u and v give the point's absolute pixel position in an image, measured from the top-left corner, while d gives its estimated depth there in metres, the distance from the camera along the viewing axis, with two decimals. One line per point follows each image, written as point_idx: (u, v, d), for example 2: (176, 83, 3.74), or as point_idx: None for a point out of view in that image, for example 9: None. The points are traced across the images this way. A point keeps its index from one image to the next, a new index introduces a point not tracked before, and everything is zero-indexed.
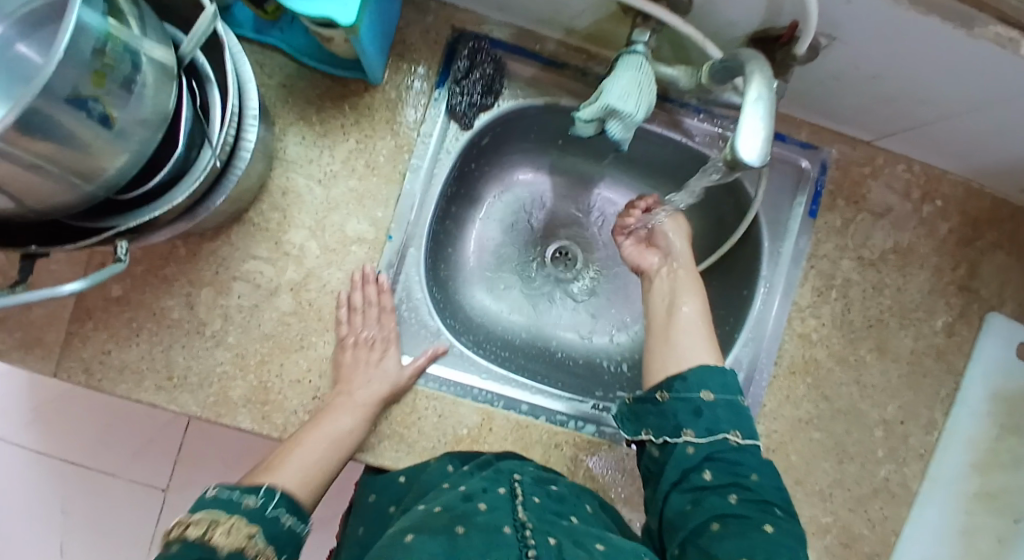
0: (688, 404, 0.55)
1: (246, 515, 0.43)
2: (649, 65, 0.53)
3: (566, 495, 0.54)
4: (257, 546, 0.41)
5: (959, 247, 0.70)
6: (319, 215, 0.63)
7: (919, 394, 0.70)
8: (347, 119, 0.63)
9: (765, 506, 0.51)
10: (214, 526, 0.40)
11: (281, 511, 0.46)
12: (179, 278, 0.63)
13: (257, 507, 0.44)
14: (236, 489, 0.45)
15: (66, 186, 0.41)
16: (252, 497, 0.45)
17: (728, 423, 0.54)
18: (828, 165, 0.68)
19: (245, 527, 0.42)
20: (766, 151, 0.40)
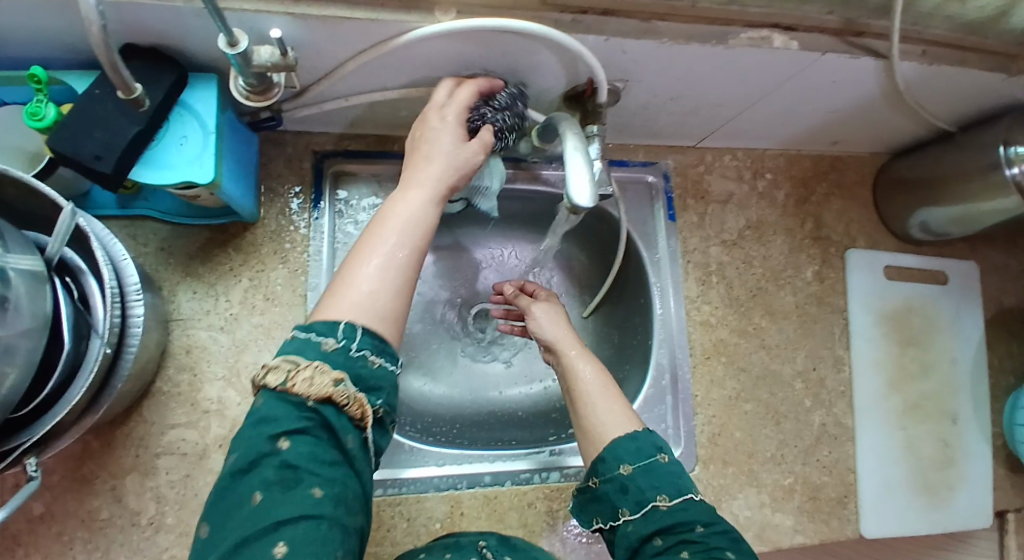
0: (614, 483, 0.53)
1: (329, 360, 0.42)
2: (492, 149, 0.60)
3: (532, 556, 0.57)
4: (345, 392, 0.41)
5: (798, 206, 0.81)
6: (230, 361, 0.64)
7: (818, 340, 0.79)
8: (235, 261, 0.65)
9: (716, 550, 0.48)
10: (296, 373, 0.41)
11: (368, 350, 0.43)
12: (100, 474, 0.61)
13: (339, 349, 0.42)
14: (317, 327, 0.43)
15: None
16: (335, 337, 0.42)
17: (655, 488, 0.52)
18: (670, 174, 0.78)
19: (329, 373, 0.41)
20: (593, 191, 0.46)
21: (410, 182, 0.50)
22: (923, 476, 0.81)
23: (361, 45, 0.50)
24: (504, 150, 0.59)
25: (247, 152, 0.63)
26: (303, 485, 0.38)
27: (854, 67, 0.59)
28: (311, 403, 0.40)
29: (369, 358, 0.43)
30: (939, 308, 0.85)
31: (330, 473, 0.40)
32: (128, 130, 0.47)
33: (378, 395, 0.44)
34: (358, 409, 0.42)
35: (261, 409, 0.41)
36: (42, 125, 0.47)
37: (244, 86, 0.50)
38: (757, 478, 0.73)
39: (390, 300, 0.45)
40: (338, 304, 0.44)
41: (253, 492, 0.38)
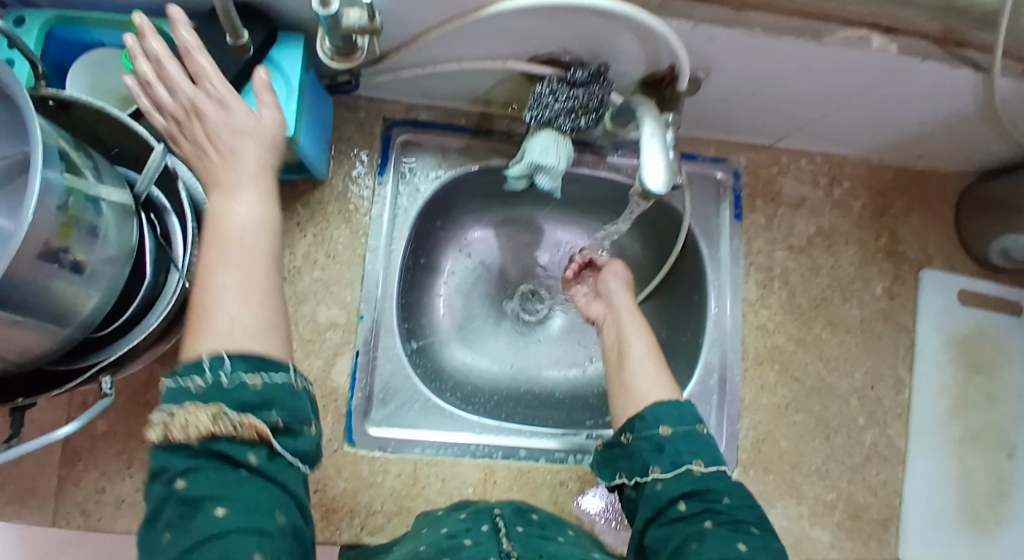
0: (652, 440, 0.52)
1: (199, 399, 0.36)
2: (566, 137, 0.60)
3: (546, 522, 0.56)
4: (229, 421, 0.36)
5: (875, 218, 0.77)
6: (289, 310, 0.66)
7: (880, 358, 0.75)
8: (301, 216, 0.68)
9: (743, 526, 0.48)
10: (170, 423, 0.36)
11: (243, 372, 0.38)
12: (162, 401, 0.64)
13: (207, 384, 0.37)
14: (182, 368, 0.37)
15: (46, 334, 0.43)
16: (201, 372, 0.37)
17: (690, 454, 0.52)
18: (741, 172, 0.76)
19: (205, 409, 0.36)
20: (667, 176, 0.46)
21: (234, 182, 0.44)
22: (976, 512, 0.77)
23: (446, 15, 0.51)
24: (575, 130, 0.59)
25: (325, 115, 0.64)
26: (206, 506, 0.35)
27: (955, 77, 0.56)
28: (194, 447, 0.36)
29: (250, 377, 0.38)
30: (1017, 342, 0.80)
31: (240, 491, 0.36)
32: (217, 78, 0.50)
33: (274, 409, 0.38)
34: (250, 432, 0.37)
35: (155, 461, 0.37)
36: None
37: (330, 47, 0.52)
38: (798, 490, 0.71)
39: (258, 322, 0.40)
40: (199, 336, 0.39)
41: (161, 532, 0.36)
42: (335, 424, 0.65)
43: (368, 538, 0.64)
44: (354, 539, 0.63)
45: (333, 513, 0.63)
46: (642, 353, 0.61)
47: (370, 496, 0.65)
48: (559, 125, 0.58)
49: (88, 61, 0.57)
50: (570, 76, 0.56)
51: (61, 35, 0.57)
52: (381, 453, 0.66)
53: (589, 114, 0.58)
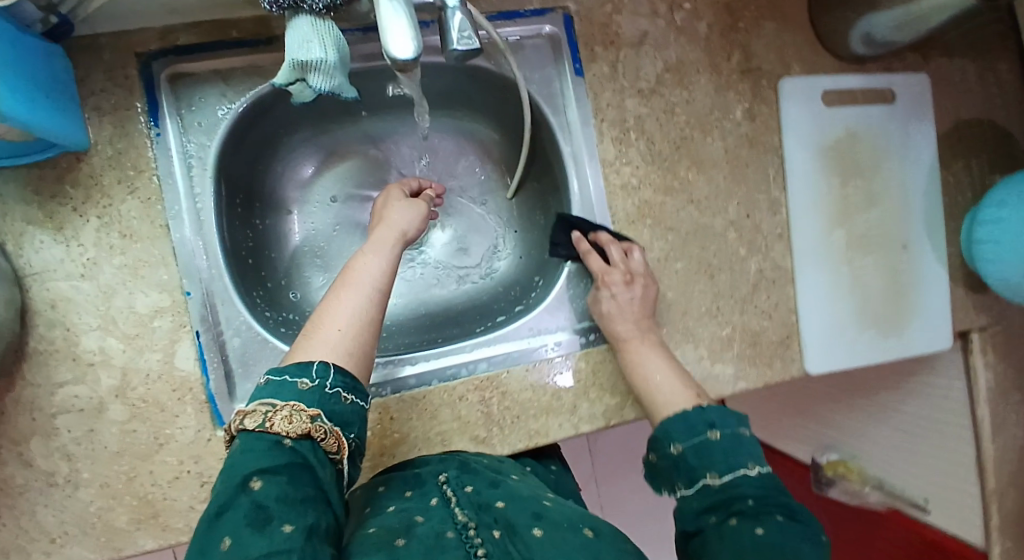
0: (669, 462, 0.56)
1: (305, 399, 0.46)
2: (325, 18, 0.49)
3: (485, 470, 0.59)
4: (321, 428, 0.46)
5: (723, 37, 0.71)
6: (101, 309, 0.58)
7: (753, 185, 0.72)
8: (76, 200, 0.57)
9: (767, 516, 0.49)
10: (273, 414, 0.45)
11: (341, 387, 0.48)
12: (2, 442, 0.58)
13: (314, 388, 0.47)
14: (291, 369, 0.47)
15: None
16: (309, 376, 0.47)
17: (726, 462, 0.54)
18: (572, 20, 0.67)
19: (306, 413, 0.45)
20: (420, 41, 0.38)
21: (346, 284, 0.55)
22: (871, 308, 0.79)
23: None
24: (333, 9, 0.49)
25: (63, 85, 0.54)
26: (273, 524, 0.39)
27: None
28: (291, 441, 0.44)
29: (345, 394, 0.48)
30: (887, 133, 0.78)
31: (301, 510, 0.40)
32: None
33: (351, 429, 0.49)
34: (334, 442, 0.47)
35: (237, 453, 0.43)
36: None
37: None
38: (692, 335, 0.70)
39: (361, 353, 0.52)
40: (308, 351, 0.49)
41: (222, 537, 0.38)
42: (198, 412, 0.60)
43: None
44: None
45: None
46: None
47: None
48: (310, 5, 0.48)
49: None
50: None
51: None
52: None
53: None
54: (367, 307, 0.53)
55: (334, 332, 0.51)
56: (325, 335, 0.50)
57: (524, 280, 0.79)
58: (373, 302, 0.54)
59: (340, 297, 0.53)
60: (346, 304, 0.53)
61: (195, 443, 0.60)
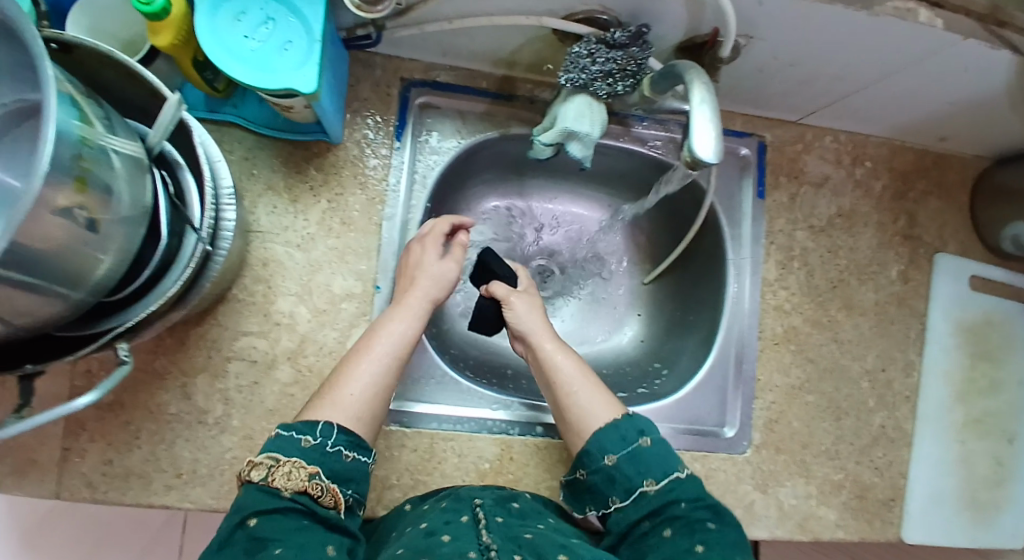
0: (601, 473, 0.56)
1: (307, 456, 0.49)
2: (599, 103, 0.56)
3: (527, 510, 0.57)
4: (319, 484, 0.48)
5: (893, 200, 0.77)
6: (304, 279, 0.64)
7: (893, 342, 0.76)
8: (315, 182, 0.65)
9: (698, 523, 0.52)
10: (277, 468, 0.47)
11: (342, 446, 0.51)
12: (171, 370, 0.61)
13: (316, 444, 0.49)
14: (300, 425, 0.50)
15: (55, 296, 0.41)
16: (313, 433, 0.50)
17: (642, 474, 0.55)
18: (766, 148, 0.74)
19: (304, 468, 0.48)
20: (719, 147, 0.44)
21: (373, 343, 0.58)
22: (972, 491, 0.78)
23: None
24: (610, 96, 0.56)
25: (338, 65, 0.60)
26: (265, 548, 0.43)
27: (995, 55, 0.55)
28: (287, 495, 0.46)
29: (348, 452, 0.51)
30: (1020, 328, 0.81)
31: (293, 536, 0.44)
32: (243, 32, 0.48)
33: (351, 485, 0.51)
34: (331, 499, 0.49)
35: (241, 498, 0.46)
36: (149, 10, 0.47)
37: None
38: (807, 470, 0.71)
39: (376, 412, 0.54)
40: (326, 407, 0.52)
41: None
42: None
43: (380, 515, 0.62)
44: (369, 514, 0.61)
45: None
46: (573, 377, 0.62)
47: (386, 469, 0.62)
48: (595, 89, 0.55)
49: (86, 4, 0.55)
50: (610, 36, 0.52)
51: None
52: (397, 426, 0.63)
53: (626, 79, 0.55)
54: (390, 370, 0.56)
55: (353, 392, 0.54)
56: (343, 391, 0.54)
57: (642, 364, 0.79)
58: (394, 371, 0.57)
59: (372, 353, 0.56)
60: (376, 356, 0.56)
61: None
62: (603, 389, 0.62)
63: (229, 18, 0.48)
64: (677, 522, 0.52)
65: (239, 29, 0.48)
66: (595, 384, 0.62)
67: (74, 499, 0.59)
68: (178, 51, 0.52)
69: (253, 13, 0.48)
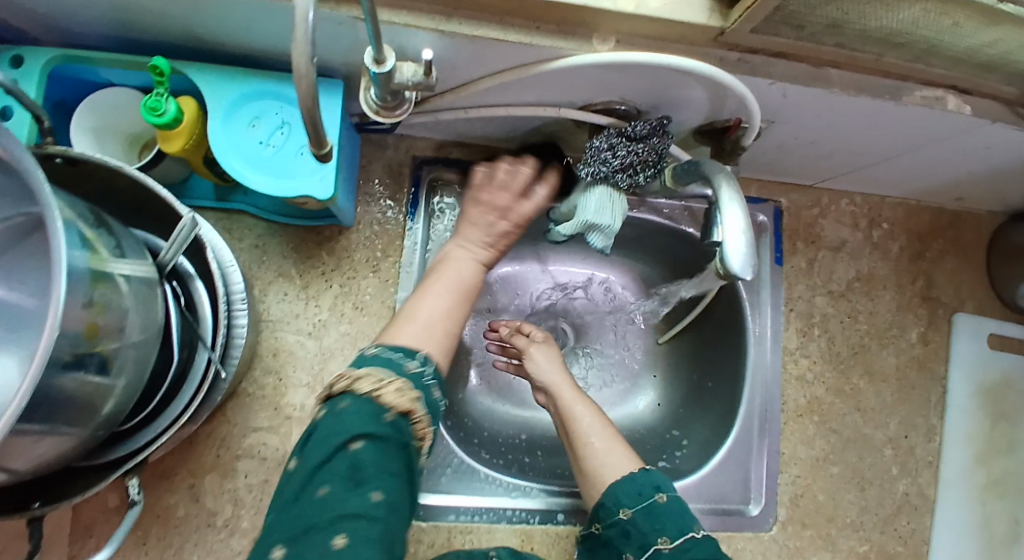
0: (619, 527, 0.53)
1: (411, 380, 0.45)
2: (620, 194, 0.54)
3: None
4: (420, 413, 0.45)
5: (911, 262, 0.76)
6: (316, 368, 0.62)
7: (914, 406, 0.74)
8: (327, 265, 0.64)
9: None
10: (384, 385, 0.44)
11: (435, 382, 0.48)
12: (178, 470, 0.58)
13: (418, 373, 0.46)
14: (400, 350, 0.48)
15: (64, 437, 0.39)
16: (415, 362, 0.47)
17: (657, 531, 0.51)
18: (783, 214, 0.73)
19: (410, 390, 0.45)
20: (752, 255, 0.42)
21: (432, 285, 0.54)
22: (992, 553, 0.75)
23: (502, 64, 0.47)
24: (632, 186, 0.54)
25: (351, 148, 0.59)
26: (365, 486, 0.40)
27: (1018, 136, 0.55)
28: (393, 416, 0.43)
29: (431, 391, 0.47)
30: None
31: (391, 482, 0.41)
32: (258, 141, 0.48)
33: (434, 422, 0.47)
34: (423, 430, 0.46)
35: (345, 412, 0.42)
36: (161, 121, 0.46)
37: (375, 100, 0.46)
38: (832, 543, 0.70)
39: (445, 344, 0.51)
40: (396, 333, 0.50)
41: (320, 485, 0.40)
42: None
43: None
44: None
45: None
46: (590, 427, 0.58)
47: None
48: (615, 180, 0.53)
49: (97, 102, 0.52)
50: (629, 129, 0.51)
51: (64, 74, 0.50)
52: (415, 520, 0.62)
53: (648, 169, 0.52)
54: (452, 306, 0.53)
55: (421, 327, 0.50)
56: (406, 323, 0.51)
57: (658, 431, 0.74)
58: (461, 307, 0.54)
59: (432, 292, 0.53)
60: (433, 302, 0.52)
61: None
62: (620, 438, 0.58)
63: (244, 125, 0.48)
64: None
65: (255, 136, 0.48)
66: (615, 434, 0.58)
67: None
68: (189, 153, 0.51)
69: (268, 119, 0.49)
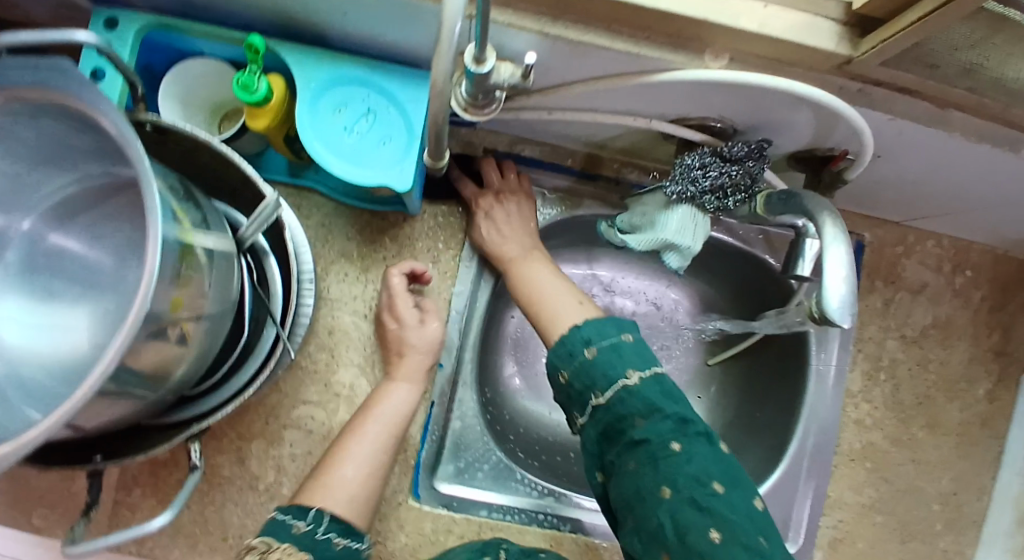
0: (576, 363, 0.48)
1: (299, 543, 0.45)
2: (705, 214, 0.51)
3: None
4: None
5: (992, 313, 0.72)
6: (368, 351, 0.62)
7: (972, 463, 0.71)
8: (389, 251, 0.63)
9: (662, 448, 0.44)
10: (269, 553, 0.43)
11: (333, 533, 0.47)
12: (227, 433, 0.60)
13: (308, 531, 0.46)
14: (292, 510, 0.47)
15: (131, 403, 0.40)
16: (304, 520, 0.47)
17: (590, 387, 0.47)
18: (864, 248, 0.69)
19: (298, 552, 0.44)
20: (851, 302, 0.40)
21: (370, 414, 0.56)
22: None
23: (602, 71, 0.44)
24: (717, 209, 0.51)
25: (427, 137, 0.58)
26: None
27: None
28: None
29: (339, 539, 0.47)
30: None
31: None
32: (342, 126, 0.47)
33: None
34: None
35: None
36: (252, 98, 0.45)
37: (465, 97, 0.44)
38: None
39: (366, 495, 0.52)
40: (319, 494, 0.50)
41: None
42: (402, 475, 0.62)
43: None
44: None
45: None
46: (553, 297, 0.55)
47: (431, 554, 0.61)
48: (702, 202, 0.50)
49: (185, 72, 0.52)
50: (726, 149, 0.48)
51: (154, 39, 0.50)
52: (446, 510, 0.62)
53: (738, 194, 0.50)
54: (382, 452, 0.55)
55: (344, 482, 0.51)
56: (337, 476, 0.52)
57: None
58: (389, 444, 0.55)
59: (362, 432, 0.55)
60: (360, 437, 0.54)
61: (388, 501, 0.61)
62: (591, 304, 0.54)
63: (329, 110, 0.47)
64: (636, 444, 0.45)
65: (339, 122, 0.47)
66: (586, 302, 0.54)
67: (121, 552, 0.59)
68: (271, 130, 0.50)
69: (354, 105, 0.48)
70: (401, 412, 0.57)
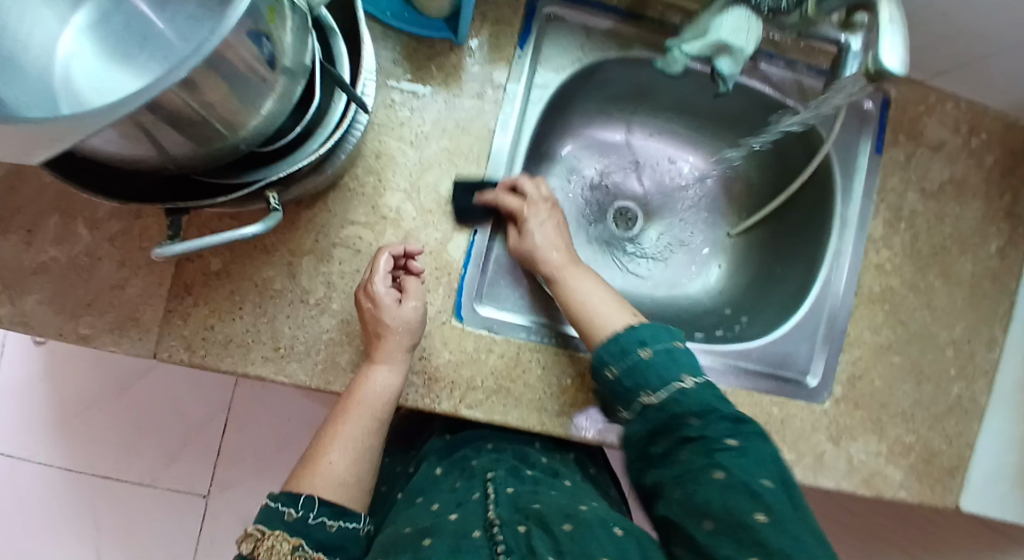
0: (629, 361, 0.55)
1: (290, 529, 0.50)
2: (759, 20, 0.55)
3: (541, 479, 0.62)
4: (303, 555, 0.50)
5: (1003, 175, 0.75)
6: (414, 177, 0.64)
7: (983, 315, 0.74)
8: (436, 80, 0.64)
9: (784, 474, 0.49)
10: (260, 543, 0.49)
11: (325, 516, 0.52)
12: (280, 248, 0.61)
13: (299, 517, 0.51)
14: (284, 497, 0.52)
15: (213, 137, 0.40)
16: (295, 507, 0.51)
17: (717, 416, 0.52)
18: (890, 103, 0.73)
19: (287, 541, 0.49)
20: (906, 59, 0.44)
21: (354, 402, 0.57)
22: None
23: None
24: (770, 11, 0.56)
25: None
26: None
27: None
28: None
29: (331, 522, 0.52)
30: None
31: None
32: None
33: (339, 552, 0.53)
34: None
35: None
36: None
37: None
38: (881, 429, 0.70)
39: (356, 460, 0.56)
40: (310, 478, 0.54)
41: None
42: (446, 297, 0.64)
43: (463, 411, 0.62)
44: (453, 410, 0.62)
45: (435, 381, 0.62)
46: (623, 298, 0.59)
47: (473, 371, 0.63)
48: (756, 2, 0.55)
49: None
50: None
51: None
52: (487, 332, 0.64)
53: None
54: (368, 434, 0.58)
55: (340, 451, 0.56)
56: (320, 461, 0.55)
57: (717, 312, 0.80)
58: (374, 430, 0.58)
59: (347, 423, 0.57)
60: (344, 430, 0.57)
61: (432, 321, 0.63)
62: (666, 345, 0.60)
63: None
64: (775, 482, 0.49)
65: None
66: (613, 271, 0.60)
67: (172, 360, 0.59)
68: None
69: None
70: (386, 397, 0.58)
